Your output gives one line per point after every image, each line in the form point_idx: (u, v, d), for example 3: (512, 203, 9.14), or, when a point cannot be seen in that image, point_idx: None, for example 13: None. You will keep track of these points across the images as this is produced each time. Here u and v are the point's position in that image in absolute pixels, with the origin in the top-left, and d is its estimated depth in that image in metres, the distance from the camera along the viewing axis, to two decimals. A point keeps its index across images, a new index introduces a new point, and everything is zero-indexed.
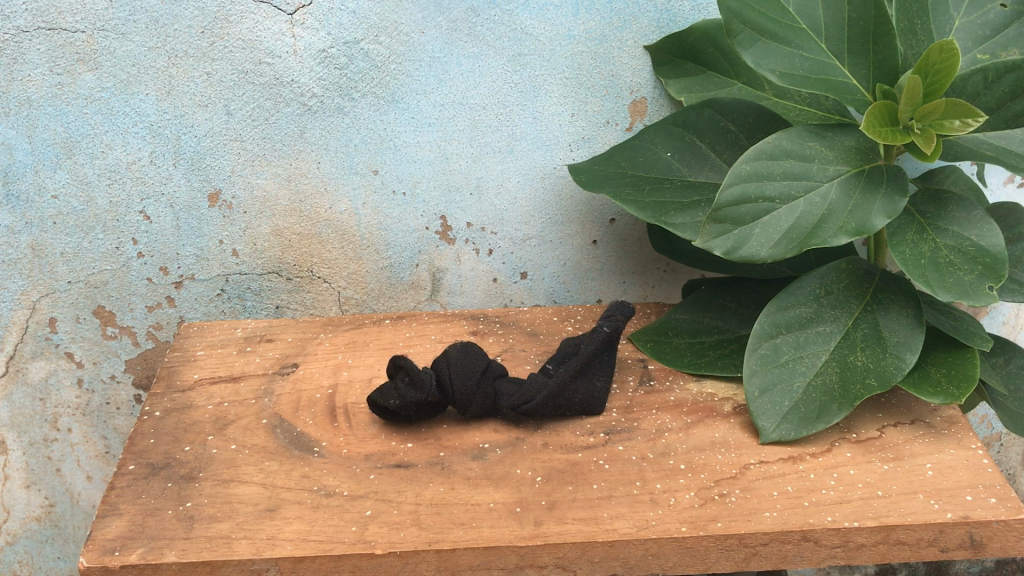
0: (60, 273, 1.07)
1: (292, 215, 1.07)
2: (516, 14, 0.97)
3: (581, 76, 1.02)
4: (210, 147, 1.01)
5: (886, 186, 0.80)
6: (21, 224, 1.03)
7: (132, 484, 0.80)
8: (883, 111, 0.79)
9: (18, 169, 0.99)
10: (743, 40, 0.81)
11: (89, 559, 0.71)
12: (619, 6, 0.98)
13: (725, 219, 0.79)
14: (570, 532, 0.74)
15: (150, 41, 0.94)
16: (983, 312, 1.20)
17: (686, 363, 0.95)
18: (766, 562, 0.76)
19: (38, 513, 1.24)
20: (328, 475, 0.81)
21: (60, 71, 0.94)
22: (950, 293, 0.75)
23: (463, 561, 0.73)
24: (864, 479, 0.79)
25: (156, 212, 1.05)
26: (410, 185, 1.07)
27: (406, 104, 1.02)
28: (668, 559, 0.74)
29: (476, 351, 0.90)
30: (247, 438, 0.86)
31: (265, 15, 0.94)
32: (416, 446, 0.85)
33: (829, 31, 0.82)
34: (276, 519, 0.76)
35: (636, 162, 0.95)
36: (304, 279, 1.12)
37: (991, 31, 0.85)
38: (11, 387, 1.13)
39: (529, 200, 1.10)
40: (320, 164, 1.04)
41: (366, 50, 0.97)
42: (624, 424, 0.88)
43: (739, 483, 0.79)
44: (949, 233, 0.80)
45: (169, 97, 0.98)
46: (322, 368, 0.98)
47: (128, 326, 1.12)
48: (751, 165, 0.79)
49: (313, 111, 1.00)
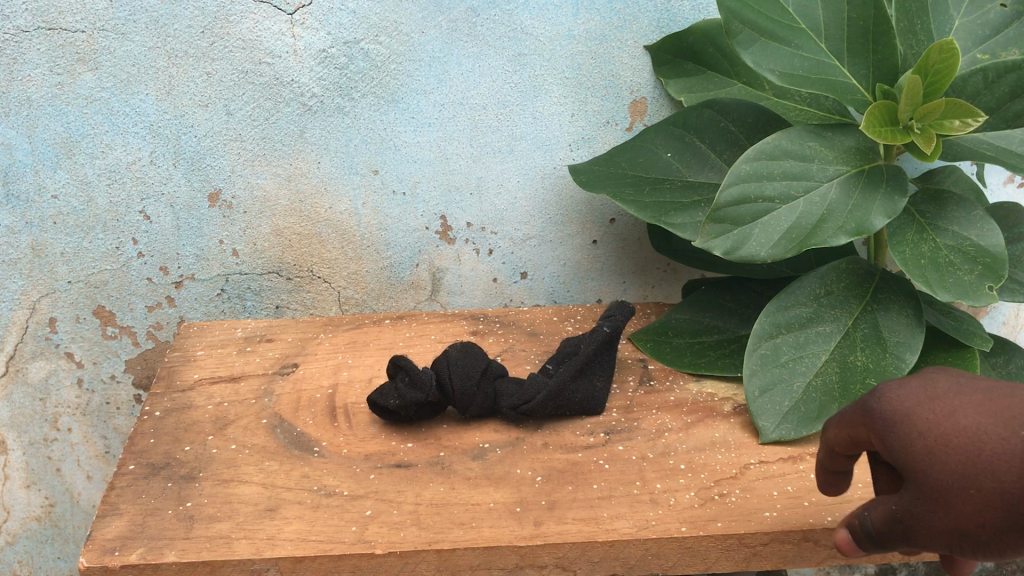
0: (60, 273, 1.07)
1: (293, 215, 1.07)
2: (516, 14, 0.97)
3: (581, 76, 1.02)
4: (210, 147, 1.01)
5: (887, 186, 0.80)
6: (21, 224, 1.03)
7: (132, 484, 0.80)
8: (883, 111, 0.79)
9: (18, 169, 0.99)
10: (743, 40, 0.81)
11: (89, 559, 0.71)
12: (619, 6, 0.98)
13: (725, 219, 0.79)
14: (569, 531, 0.74)
15: (150, 41, 0.94)
16: (983, 312, 1.20)
17: (685, 363, 0.95)
18: (767, 562, 0.76)
19: (38, 513, 1.24)
20: (328, 475, 0.81)
21: (61, 71, 0.94)
22: (949, 293, 0.75)
23: (463, 561, 0.73)
24: (864, 479, 0.79)
25: (156, 212, 1.05)
26: (410, 185, 1.07)
27: (406, 104, 1.02)
28: (668, 559, 0.74)
29: (476, 351, 0.91)
30: (247, 438, 0.86)
31: (265, 15, 0.94)
32: (416, 446, 0.85)
33: (829, 32, 0.82)
34: (276, 519, 0.76)
35: (636, 163, 0.95)
36: (304, 279, 1.12)
37: (991, 31, 0.85)
38: (11, 387, 1.13)
39: (529, 200, 1.10)
40: (320, 164, 1.04)
41: (366, 50, 0.97)
42: (625, 424, 0.88)
43: (739, 483, 0.79)
44: (949, 233, 0.80)
45: (169, 97, 0.98)
46: (322, 368, 0.98)
47: (128, 326, 1.12)
48: (750, 165, 0.79)
49: (313, 111, 1.00)
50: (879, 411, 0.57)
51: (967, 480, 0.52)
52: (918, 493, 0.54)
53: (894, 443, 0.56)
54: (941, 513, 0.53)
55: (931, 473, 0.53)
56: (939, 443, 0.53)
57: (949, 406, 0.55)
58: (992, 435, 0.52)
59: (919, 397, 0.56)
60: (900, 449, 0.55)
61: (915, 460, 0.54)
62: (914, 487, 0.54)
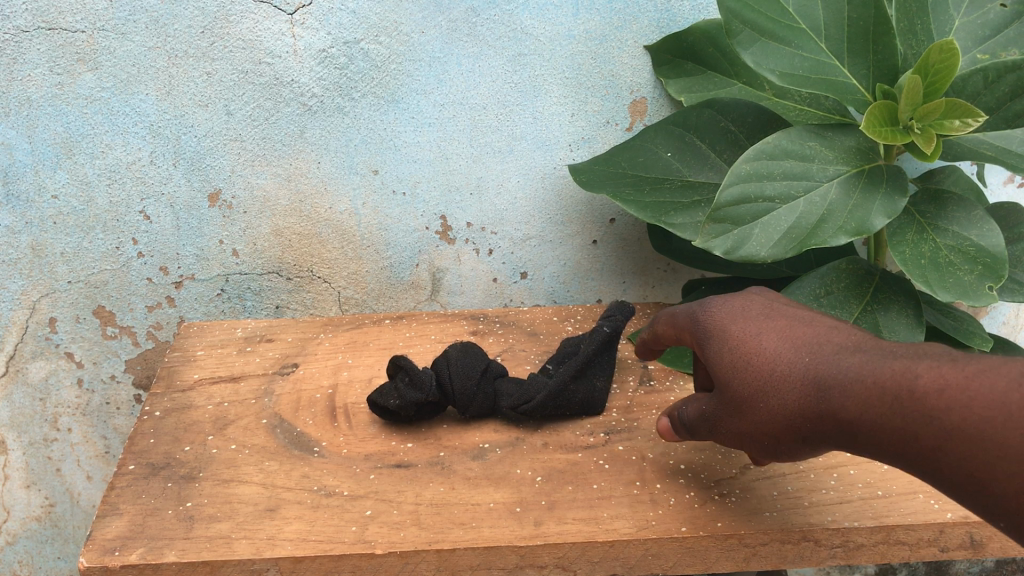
0: (60, 273, 1.07)
1: (293, 215, 1.07)
2: (517, 14, 0.97)
3: (581, 76, 1.02)
4: (210, 147, 1.01)
5: (887, 186, 0.79)
6: (21, 224, 1.02)
7: (132, 484, 0.80)
8: (883, 110, 0.79)
9: (18, 169, 0.99)
10: (743, 40, 0.81)
11: (89, 559, 0.71)
12: (619, 6, 0.98)
13: (725, 219, 0.79)
14: (569, 531, 0.74)
15: (150, 41, 0.94)
16: (983, 312, 1.20)
17: (686, 363, 0.95)
18: (767, 562, 0.75)
19: (38, 513, 1.24)
20: (328, 475, 0.81)
21: (61, 71, 0.94)
22: (949, 293, 0.75)
23: (463, 561, 0.73)
24: (864, 479, 0.79)
25: (157, 212, 1.05)
26: (410, 185, 1.07)
27: (406, 104, 1.02)
28: (668, 559, 0.74)
29: (476, 351, 0.91)
30: (247, 438, 0.86)
31: (265, 15, 0.94)
32: (416, 446, 0.85)
33: (829, 32, 0.82)
34: (276, 519, 0.76)
35: (636, 163, 0.95)
36: (304, 279, 1.12)
37: (991, 31, 0.85)
38: (11, 387, 1.13)
39: (529, 201, 1.10)
40: (320, 164, 1.04)
41: (366, 50, 0.97)
42: (625, 424, 0.88)
43: (739, 483, 0.79)
44: (949, 233, 0.80)
45: (169, 97, 0.98)
46: (322, 368, 0.98)
47: (128, 326, 1.12)
48: (750, 165, 0.79)
49: (313, 112, 1.00)
50: (705, 321, 0.73)
51: (760, 392, 0.65)
52: (725, 400, 0.69)
53: (712, 353, 0.70)
54: (737, 417, 0.68)
55: (732, 383, 0.67)
56: (740, 356, 0.67)
57: (754, 329, 0.69)
58: (775, 356, 0.65)
59: (736, 316, 0.71)
60: (715, 360, 0.70)
61: (723, 371, 0.68)
62: (722, 394, 0.69)
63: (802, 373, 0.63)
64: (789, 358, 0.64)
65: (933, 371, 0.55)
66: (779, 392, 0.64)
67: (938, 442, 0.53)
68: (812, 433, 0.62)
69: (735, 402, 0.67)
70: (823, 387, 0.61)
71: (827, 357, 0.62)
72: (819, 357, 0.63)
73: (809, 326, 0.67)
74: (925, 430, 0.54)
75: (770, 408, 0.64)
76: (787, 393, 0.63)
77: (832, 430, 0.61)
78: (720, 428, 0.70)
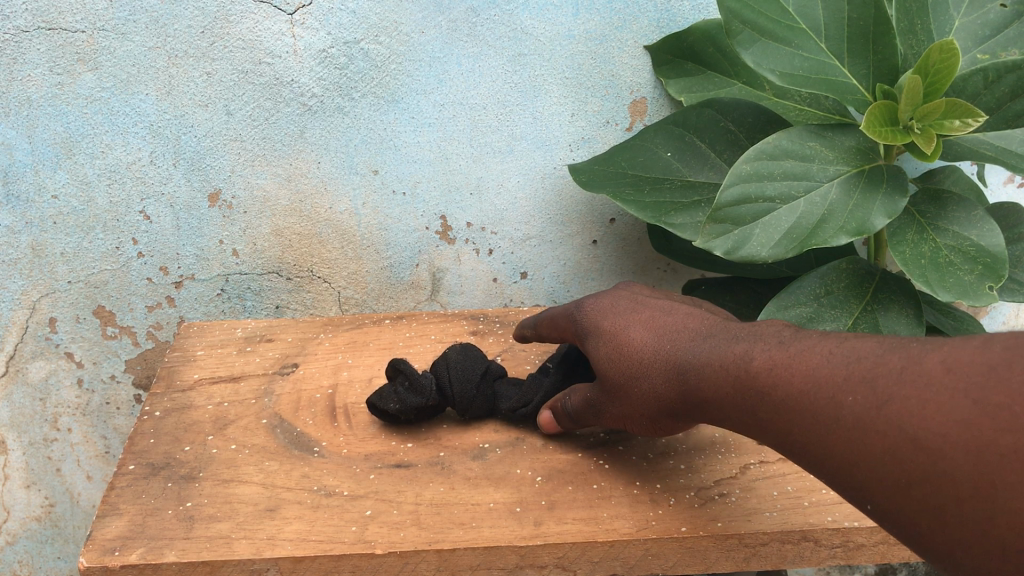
0: (59, 273, 1.06)
1: (292, 215, 1.07)
2: (517, 14, 0.97)
3: (581, 76, 1.02)
4: (210, 147, 1.01)
5: (887, 186, 0.79)
6: (21, 224, 1.02)
7: (132, 484, 0.80)
8: (883, 111, 0.79)
9: (18, 169, 0.99)
10: (743, 40, 0.81)
11: (89, 559, 0.71)
12: (619, 6, 0.98)
13: (725, 219, 0.79)
14: (569, 531, 0.73)
15: (150, 41, 0.94)
16: (983, 312, 1.20)
17: None
18: (767, 562, 0.75)
19: (38, 513, 1.24)
20: (328, 475, 0.81)
21: (60, 71, 0.94)
22: (950, 293, 0.75)
23: (463, 561, 0.73)
24: None
25: (156, 212, 1.05)
26: (410, 185, 1.07)
27: (406, 104, 1.02)
28: (668, 559, 0.74)
29: (476, 352, 0.90)
30: (247, 438, 0.86)
31: (265, 15, 0.94)
32: (416, 446, 0.85)
33: (829, 32, 0.82)
34: (276, 519, 0.76)
35: (636, 162, 0.95)
36: (303, 279, 1.13)
37: (991, 31, 0.85)
38: (11, 387, 1.13)
39: (529, 200, 1.10)
40: (320, 164, 1.04)
41: (366, 50, 0.97)
42: None
43: (739, 483, 0.79)
44: (949, 233, 0.80)
45: (169, 97, 0.97)
46: (322, 368, 0.98)
47: (128, 326, 1.12)
48: (750, 165, 0.79)
49: (313, 111, 1.00)
50: (584, 320, 0.81)
51: (632, 378, 0.72)
52: (606, 388, 0.76)
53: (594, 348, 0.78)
54: (618, 402, 0.75)
55: (609, 372, 0.75)
56: (615, 348, 0.75)
57: (625, 323, 0.76)
58: (643, 345, 0.73)
59: (607, 312, 0.79)
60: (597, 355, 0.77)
61: (602, 363, 0.76)
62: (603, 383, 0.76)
63: (665, 358, 0.70)
64: (653, 346, 0.72)
65: (765, 351, 0.61)
66: (649, 378, 0.71)
67: (770, 416, 0.59)
68: (681, 410, 0.69)
69: (613, 388, 0.75)
70: (681, 371, 0.68)
71: (683, 343, 0.70)
72: (678, 343, 0.70)
73: (672, 316, 0.74)
74: (760, 404, 0.60)
75: (642, 391, 0.72)
76: (654, 378, 0.70)
77: (694, 408, 0.67)
78: (608, 411, 0.78)
